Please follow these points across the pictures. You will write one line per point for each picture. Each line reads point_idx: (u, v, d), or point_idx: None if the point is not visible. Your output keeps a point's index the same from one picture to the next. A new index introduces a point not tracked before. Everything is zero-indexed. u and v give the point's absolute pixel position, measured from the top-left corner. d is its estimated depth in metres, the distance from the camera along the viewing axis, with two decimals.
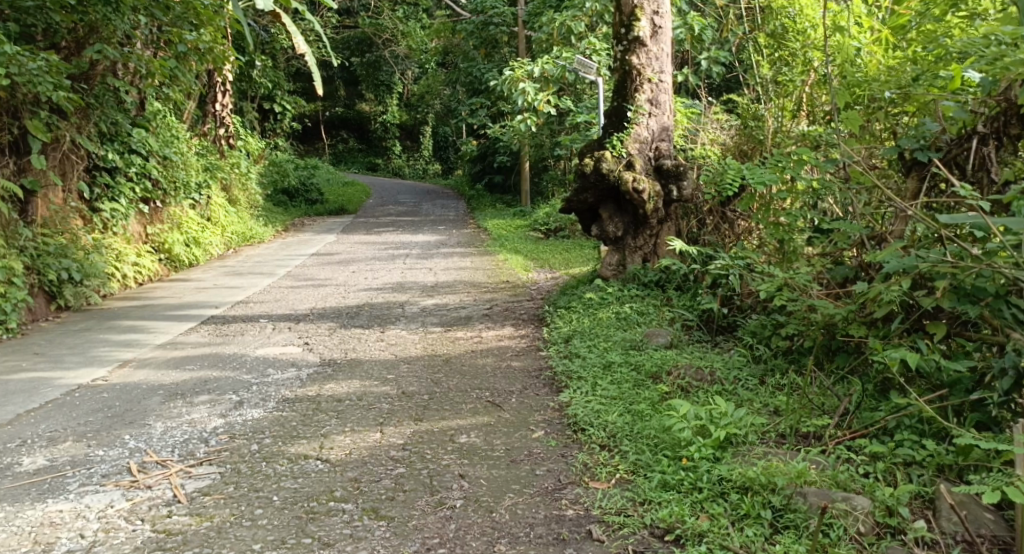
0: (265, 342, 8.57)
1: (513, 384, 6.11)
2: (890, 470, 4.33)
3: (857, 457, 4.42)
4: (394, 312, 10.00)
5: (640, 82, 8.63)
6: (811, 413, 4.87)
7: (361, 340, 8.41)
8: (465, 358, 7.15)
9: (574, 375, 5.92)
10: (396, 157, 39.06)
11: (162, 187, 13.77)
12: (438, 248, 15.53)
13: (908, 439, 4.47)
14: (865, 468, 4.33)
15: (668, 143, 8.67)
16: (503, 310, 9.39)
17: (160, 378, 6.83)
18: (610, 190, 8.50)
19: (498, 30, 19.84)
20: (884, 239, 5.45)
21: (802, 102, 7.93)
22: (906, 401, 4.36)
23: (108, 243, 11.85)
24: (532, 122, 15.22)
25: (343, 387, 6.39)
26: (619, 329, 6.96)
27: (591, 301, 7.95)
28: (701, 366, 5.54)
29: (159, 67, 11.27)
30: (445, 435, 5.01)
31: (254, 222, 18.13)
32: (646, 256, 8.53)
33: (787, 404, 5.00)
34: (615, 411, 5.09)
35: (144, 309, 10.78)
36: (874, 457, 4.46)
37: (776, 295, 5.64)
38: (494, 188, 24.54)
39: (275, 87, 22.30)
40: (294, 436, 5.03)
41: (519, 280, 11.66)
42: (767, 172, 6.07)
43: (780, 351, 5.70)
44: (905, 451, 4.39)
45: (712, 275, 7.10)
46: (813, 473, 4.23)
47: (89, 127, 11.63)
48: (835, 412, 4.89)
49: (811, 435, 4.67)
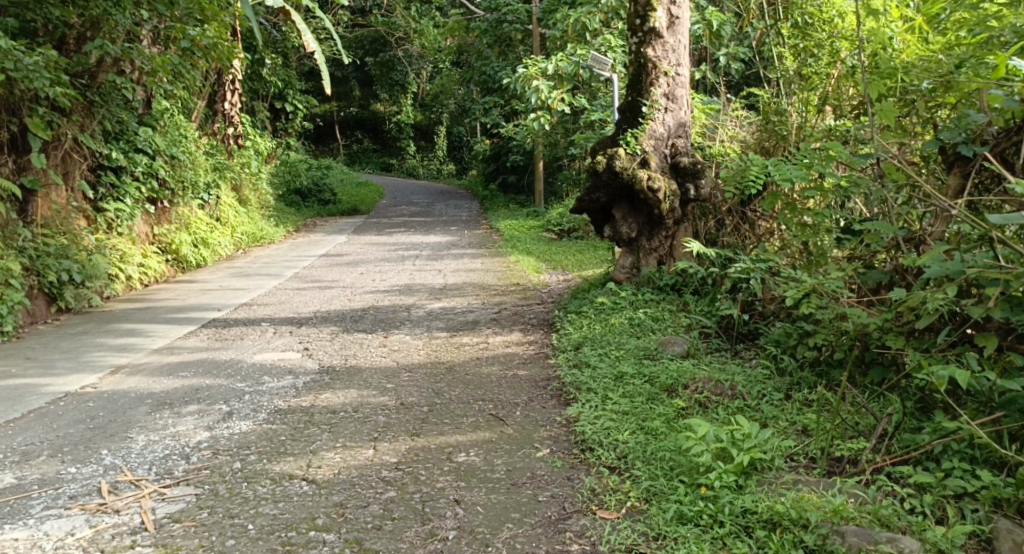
0: (263, 347, 8.23)
1: (519, 396, 5.72)
2: (939, 505, 3.94)
3: (901, 489, 4.02)
4: (400, 315, 9.63)
5: (656, 76, 8.22)
6: (844, 435, 4.47)
7: (362, 345, 8.05)
8: (470, 367, 6.76)
9: (583, 386, 5.53)
10: (411, 158, 38.69)
11: (170, 187, 13.46)
12: (449, 249, 15.16)
13: (956, 468, 4.06)
14: (909, 502, 3.94)
15: (685, 139, 8.27)
16: (512, 314, 9.00)
17: (149, 386, 6.50)
18: (623, 190, 8.11)
19: (512, 27, 19.45)
20: (922, 241, 5.08)
21: (828, 96, 7.54)
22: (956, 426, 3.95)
23: (112, 244, 11.53)
24: (545, 120, 14.83)
25: (338, 396, 6.03)
26: (633, 337, 6.56)
27: (603, 305, 7.56)
28: (722, 378, 5.14)
29: (161, 63, 10.91)
30: (442, 453, 4.63)
31: (264, 222, 17.82)
32: (662, 258, 8.12)
33: (816, 423, 4.61)
34: (627, 428, 4.70)
35: (145, 312, 10.45)
36: (920, 488, 4.07)
37: (802, 302, 5.22)
38: (507, 188, 24.14)
39: (287, 86, 21.98)
40: (281, 453, 4.66)
41: (530, 282, 11.28)
42: (793, 170, 5.68)
43: (806, 362, 5.31)
44: (956, 482, 4.00)
45: (732, 279, 6.70)
46: (851, 508, 3.82)
47: (93, 125, 11.32)
48: (871, 433, 4.49)
49: (845, 460, 4.28)
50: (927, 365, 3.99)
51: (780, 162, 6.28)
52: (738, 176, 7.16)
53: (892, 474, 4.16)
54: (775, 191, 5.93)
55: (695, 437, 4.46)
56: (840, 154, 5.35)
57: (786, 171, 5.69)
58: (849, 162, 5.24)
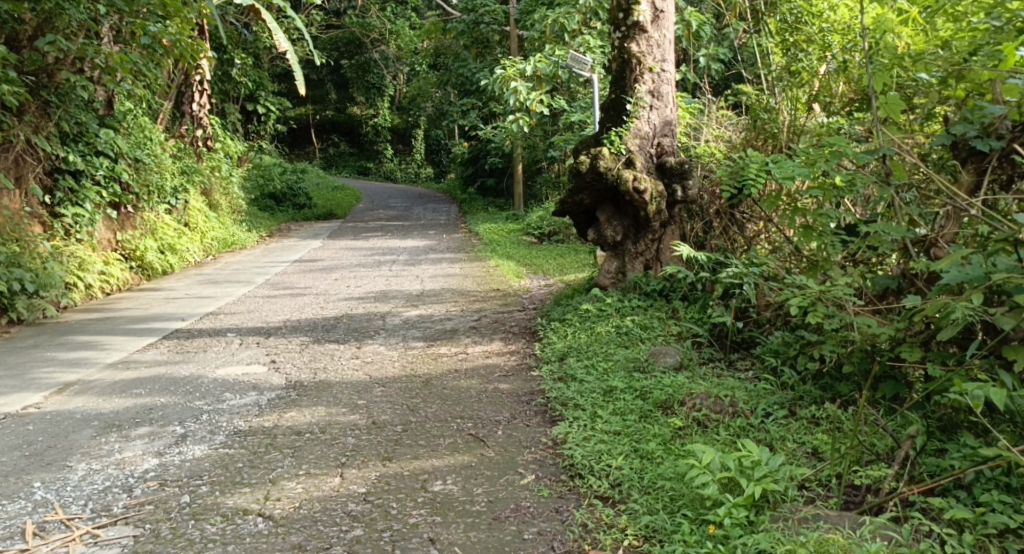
0: (227, 361, 7.77)
1: (501, 413, 5.30)
2: (979, 544, 3.58)
3: (936, 527, 3.66)
4: (374, 324, 9.19)
5: (640, 72, 7.84)
6: (862, 461, 4.11)
7: (333, 358, 7.60)
8: (447, 380, 6.34)
9: (570, 402, 5.12)
10: (388, 161, 38.12)
11: (134, 191, 12.94)
12: (427, 254, 14.71)
13: (993, 499, 3.72)
14: (947, 542, 3.58)
15: (671, 138, 7.89)
16: (493, 322, 8.57)
17: (97, 406, 6.12)
18: (608, 191, 7.73)
19: (489, 28, 19.05)
20: (932, 244, 4.72)
21: (819, 92, 7.25)
22: (995, 455, 3.59)
23: (70, 251, 11.01)
24: (524, 122, 14.42)
25: (305, 415, 5.58)
26: (621, 347, 6.17)
27: (587, 313, 7.17)
28: (721, 394, 4.76)
29: (119, 60, 10.42)
30: (416, 481, 4.21)
31: (236, 227, 17.31)
32: (648, 262, 7.75)
33: (830, 444, 4.25)
34: (620, 452, 4.31)
35: (104, 322, 9.94)
36: (955, 524, 3.71)
37: (807, 309, 4.81)
38: (486, 191, 23.72)
39: (258, 87, 21.45)
40: (236, 483, 4.23)
41: (510, 288, 10.86)
42: (792, 165, 5.20)
43: (810, 374, 4.97)
44: (995, 516, 3.64)
45: (726, 284, 6.34)
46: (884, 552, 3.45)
47: (48, 126, 10.85)
48: (892, 458, 4.13)
49: (865, 489, 3.93)
50: (960, 385, 3.62)
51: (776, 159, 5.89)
52: (726, 175, 6.69)
53: (920, 504, 3.80)
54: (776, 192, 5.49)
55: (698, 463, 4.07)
56: (843, 149, 4.93)
57: (787, 167, 5.17)
58: (855, 158, 4.83)
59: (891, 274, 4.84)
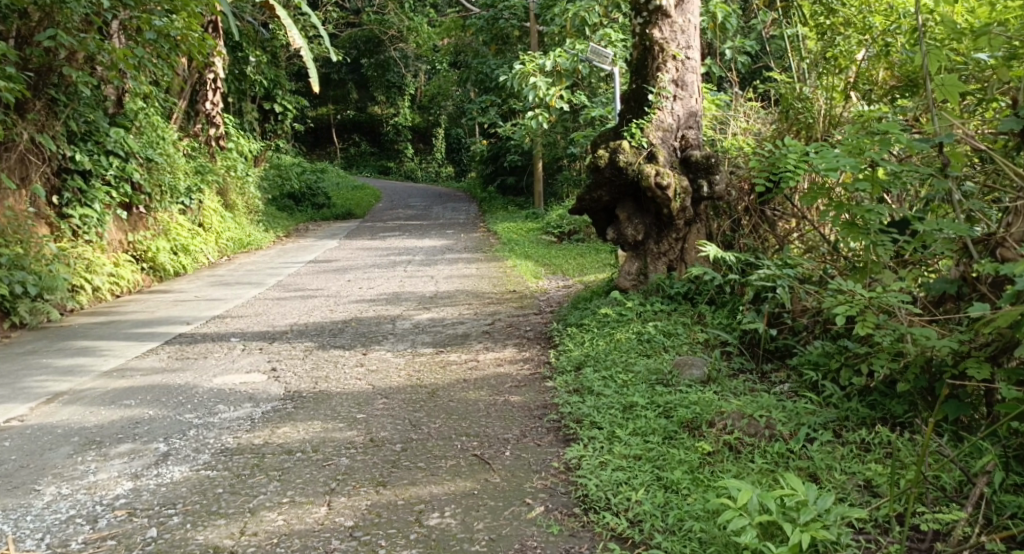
0: (227, 368, 7.36)
1: (511, 430, 4.84)
2: None
3: None
4: (383, 328, 8.74)
5: (663, 60, 7.33)
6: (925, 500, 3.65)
7: (336, 365, 7.16)
8: (455, 391, 5.88)
9: (586, 420, 4.64)
10: (409, 161, 37.70)
11: (146, 192, 12.56)
12: (443, 254, 14.27)
13: None
14: None
15: (696, 130, 7.39)
16: (507, 326, 8.10)
17: (82, 419, 5.72)
18: (628, 187, 7.23)
19: (508, 24, 18.55)
20: (998, 244, 4.25)
21: (858, 80, 6.77)
22: None
23: (78, 252, 10.64)
24: (543, 118, 13.91)
25: (298, 431, 5.14)
26: (642, 356, 5.69)
27: (606, 318, 6.68)
28: (755, 413, 4.29)
29: (123, 57, 10.04)
30: (410, 514, 3.83)
31: (252, 227, 16.95)
32: (671, 263, 7.30)
33: (885, 476, 3.77)
34: (642, 483, 3.85)
35: (108, 327, 9.56)
36: None
37: (854, 318, 4.37)
38: (505, 190, 23.24)
39: (275, 85, 21.05)
40: (211, 514, 3.89)
41: (527, 290, 10.38)
42: (832, 153, 4.69)
43: (856, 390, 4.51)
44: None
45: (758, 287, 5.84)
46: None
47: (55, 125, 10.53)
48: (964, 499, 3.68)
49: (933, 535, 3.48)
50: None
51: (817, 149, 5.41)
52: (761, 168, 6.09)
53: None
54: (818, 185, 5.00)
55: (733, 499, 3.61)
56: (897, 137, 4.47)
57: (830, 158, 4.64)
58: (909, 146, 4.39)
59: (948, 278, 4.46)
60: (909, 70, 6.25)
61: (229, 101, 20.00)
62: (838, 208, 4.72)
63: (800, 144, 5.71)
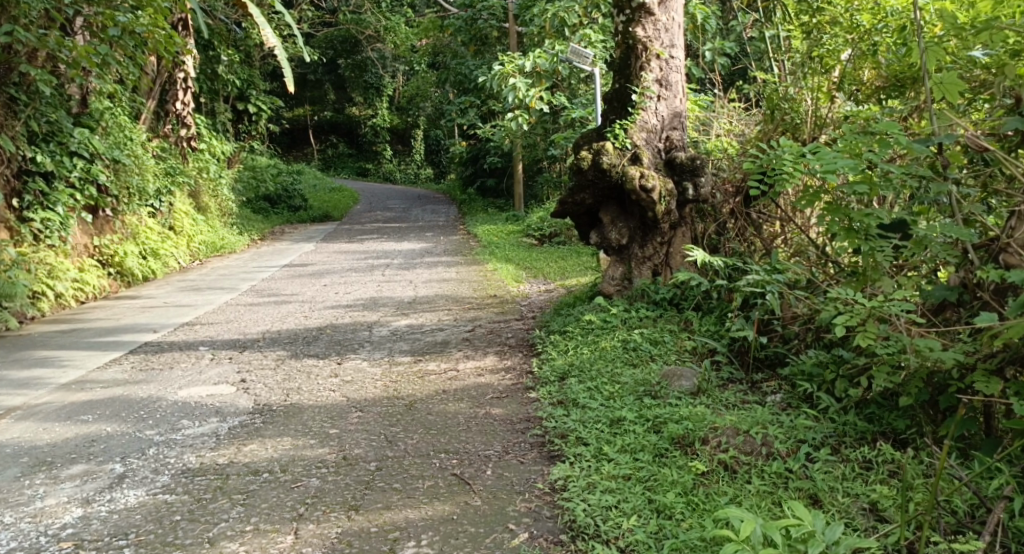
0: (193, 380, 7.05)
1: (491, 446, 4.59)
2: None
3: None
4: (359, 335, 8.47)
5: (647, 59, 7.09)
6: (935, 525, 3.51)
7: (309, 376, 6.86)
8: (433, 404, 5.61)
9: (571, 434, 4.42)
10: (387, 162, 37.29)
11: (112, 194, 12.21)
12: (422, 257, 14.01)
13: None
14: None
15: (681, 131, 7.17)
16: (487, 333, 7.85)
17: (36, 437, 5.47)
18: (612, 190, 7.00)
19: (487, 24, 18.29)
20: (1001, 249, 4.11)
21: (844, 79, 6.49)
22: None
23: (40, 258, 10.30)
24: (523, 120, 13.66)
25: (266, 449, 4.88)
26: (628, 366, 5.47)
27: (590, 325, 6.44)
28: (751, 430, 4.11)
29: (85, 54, 9.72)
30: (384, 542, 3.63)
31: (226, 230, 16.61)
32: (656, 268, 7.06)
33: (891, 499, 3.61)
34: (634, 508, 3.66)
35: (70, 335, 9.24)
36: None
37: (855, 328, 4.20)
38: (485, 192, 22.96)
39: (249, 86, 20.66)
40: (166, 545, 3.69)
41: (507, 294, 10.12)
42: (829, 155, 4.57)
43: (853, 403, 4.34)
44: None
45: (748, 293, 5.63)
46: None
47: (15, 125, 10.24)
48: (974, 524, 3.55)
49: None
50: None
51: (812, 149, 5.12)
52: (753, 167, 5.68)
53: None
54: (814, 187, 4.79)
55: (732, 528, 3.41)
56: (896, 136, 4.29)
57: (826, 160, 4.55)
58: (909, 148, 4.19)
59: (948, 285, 4.28)
60: (898, 70, 6.09)
61: (202, 102, 19.60)
62: (835, 211, 4.48)
63: (795, 143, 5.19)
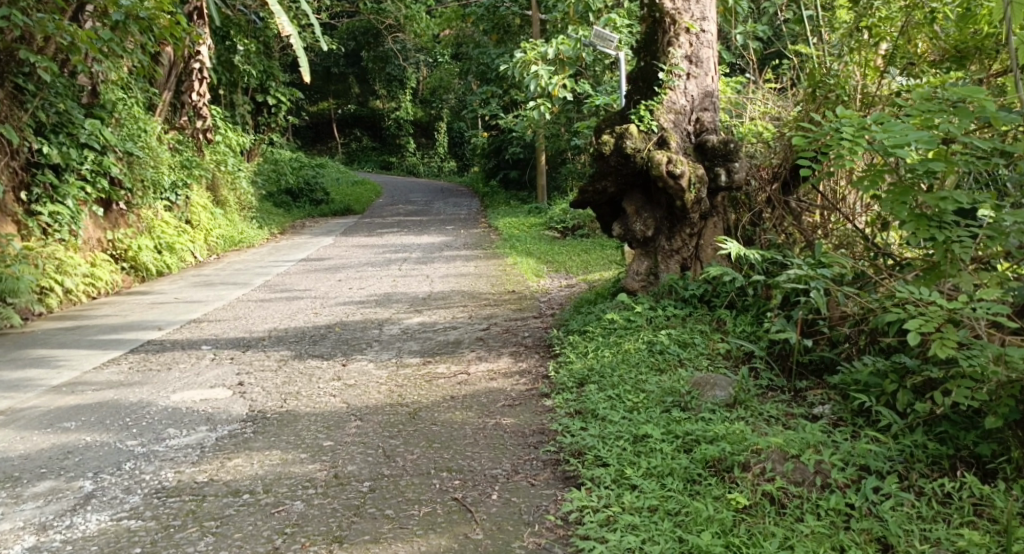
0: (189, 383, 6.57)
1: (499, 464, 4.10)
2: None
3: None
4: (369, 334, 7.99)
5: (675, 33, 6.53)
6: None
7: (311, 379, 6.37)
8: (439, 412, 5.10)
9: (592, 451, 3.93)
10: (411, 156, 36.84)
11: (126, 187, 11.78)
12: (441, 251, 13.53)
13: None
14: None
15: (712, 112, 6.61)
16: (503, 332, 7.32)
17: (9, 448, 5.00)
18: (637, 177, 6.44)
19: (509, 12, 17.73)
20: None
21: (895, 52, 6.05)
22: None
23: (47, 252, 9.88)
24: (545, 109, 13.08)
25: (251, 465, 4.39)
26: (652, 371, 4.93)
27: (612, 325, 5.91)
28: (801, 455, 3.64)
29: (87, 39, 9.24)
30: None
31: (245, 224, 16.21)
32: (685, 261, 6.51)
33: (982, 545, 3.16)
34: (662, 551, 3.20)
35: (72, 333, 8.81)
36: None
37: (936, 338, 3.73)
38: (508, 184, 22.41)
39: (269, 76, 20.18)
40: None
41: (526, 290, 9.60)
42: (898, 125, 4.25)
43: (921, 420, 3.89)
44: None
45: (789, 290, 5.08)
46: None
47: (19, 116, 9.83)
48: None
49: None
50: None
51: (875, 121, 4.63)
52: (804, 144, 5.12)
53: None
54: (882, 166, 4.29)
55: None
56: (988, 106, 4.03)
57: (895, 132, 4.18)
58: (997, 117, 3.93)
59: None
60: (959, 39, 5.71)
61: (220, 93, 19.14)
62: (903, 195, 4.11)
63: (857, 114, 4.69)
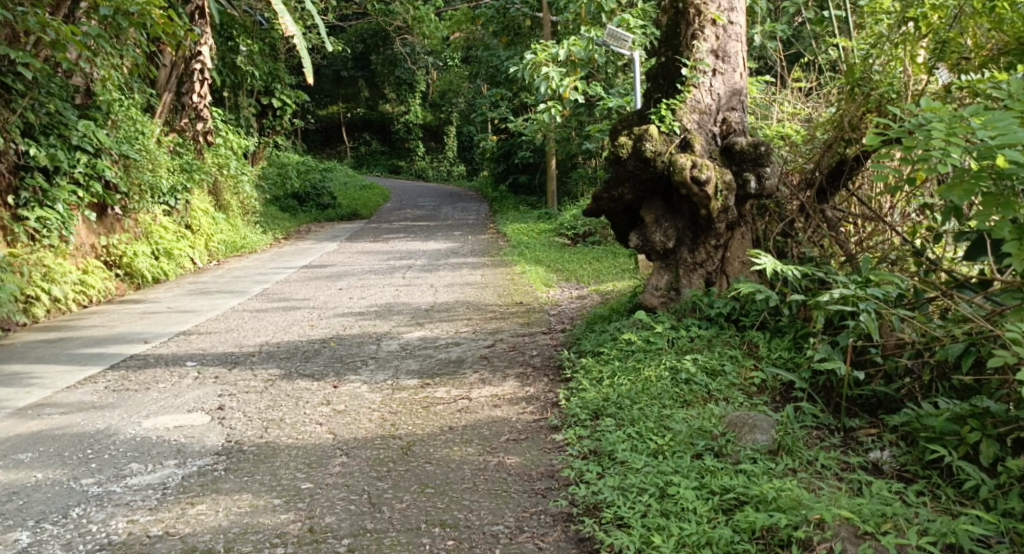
0: (166, 406, 5.91)
1: (501, 518, 3.63)
2: None
3: None
4: (366, 350, 7.39)
5: (700, 25, 5.93)
6: None
7: (299, 402, 5.75)
8: (435, 448, 4.50)
9: (613, 508, 3.51)
10: (420, 160, 36.20)
11: (122, 191, 11.19)
12: (447, 257, 12.96)
13: None
14: None
15: (739, 112, 6.00)
16: (509, 349, 6.71)
17: None
18: (656, 182, 5.84)
19: (519, 13, 17.13)
20: None
21: (945, 47, 5.30)
22: None
23: (35, 258, 9.28)
24: (556, 112, 12.45)
25: (216, 514, 3.86)
26: (677, 405, 4.37)
27: (630, 347, 5.31)
28: (874, 532, 3.18)
29: (73, 34, 8.42)
30: None
31: (248, 229, 15.64)
32: (710, 276, 5.88)
33: None
34: None
35: (55, 346, 8.21)
36: None
37: None
38: (518, 189, 21.80)
39: (274, 78, 19.62)
40: None
41: (535, 301, 9.01)
42: (1000, 119, 3.87)
43: (1015, 479, 3.53)
44: None
45: (835, 311, 4.52)
46: None
47: (10, 118, 9.21)
48: None
49: None
50: None
51: (969, 116, 4.03)
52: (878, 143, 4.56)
53: None
54: (981, 172, 3.90)
55: None
56: None
57: (1000, 129, 3.81)
58: None
59: None
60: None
61: (224, 94, 18.57)
62: (1001, 207, 3.85)
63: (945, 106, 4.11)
